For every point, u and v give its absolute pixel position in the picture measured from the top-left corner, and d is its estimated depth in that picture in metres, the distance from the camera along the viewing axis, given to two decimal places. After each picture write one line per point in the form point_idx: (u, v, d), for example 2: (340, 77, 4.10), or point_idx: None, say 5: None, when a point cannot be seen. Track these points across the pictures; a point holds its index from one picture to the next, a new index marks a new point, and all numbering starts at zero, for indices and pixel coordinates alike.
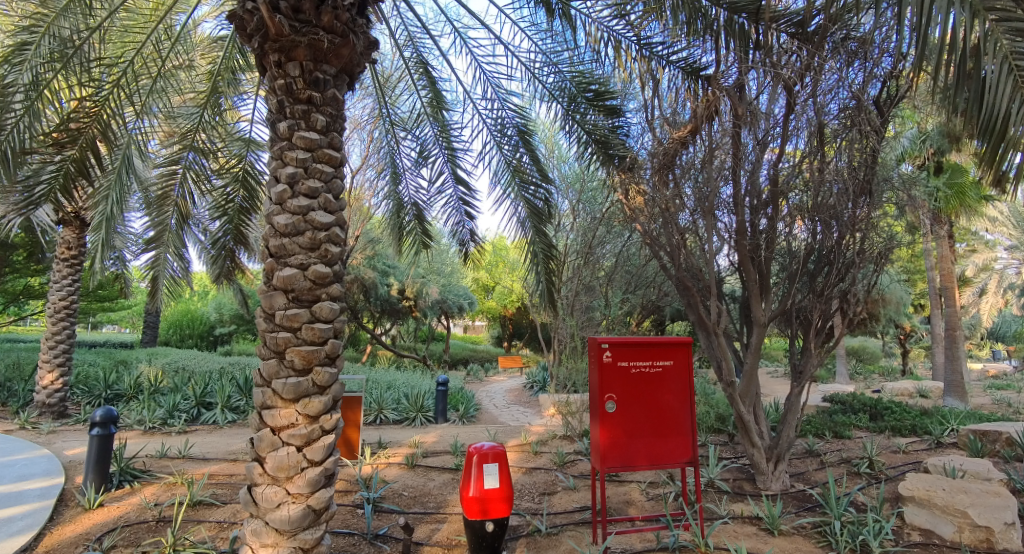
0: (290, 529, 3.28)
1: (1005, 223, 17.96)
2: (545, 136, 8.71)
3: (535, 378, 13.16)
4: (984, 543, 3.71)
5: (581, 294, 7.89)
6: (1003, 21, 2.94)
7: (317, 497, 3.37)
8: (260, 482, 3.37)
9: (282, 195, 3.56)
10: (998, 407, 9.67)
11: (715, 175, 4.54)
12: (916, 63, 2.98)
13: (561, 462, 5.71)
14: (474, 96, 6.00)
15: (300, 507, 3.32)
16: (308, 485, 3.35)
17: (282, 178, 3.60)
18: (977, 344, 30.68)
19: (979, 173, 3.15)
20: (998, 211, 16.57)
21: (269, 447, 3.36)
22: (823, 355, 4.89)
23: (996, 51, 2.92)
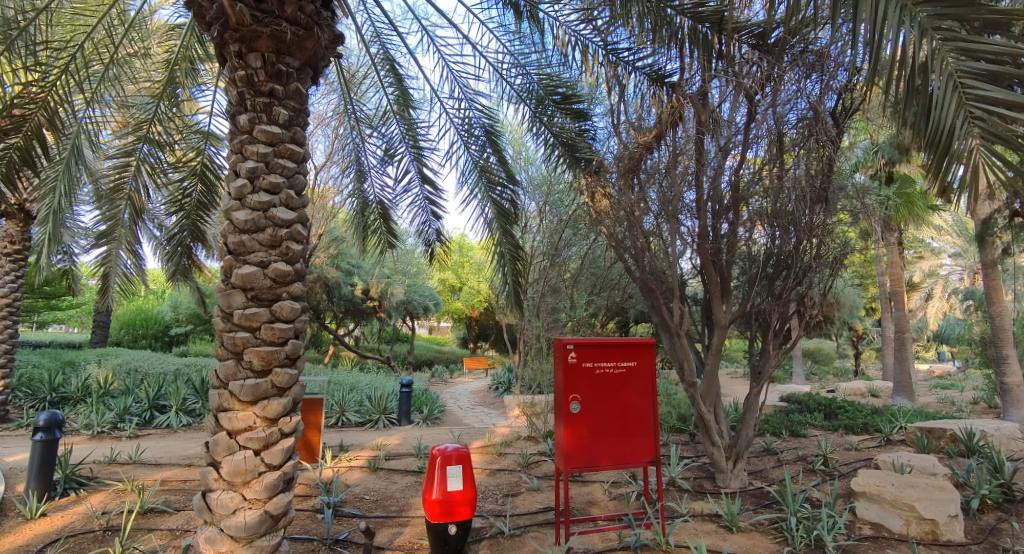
0: (246, 536, 3.18)
1: (949, 232, 18.90)
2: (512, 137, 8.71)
3: (500, 379, 13.14)
4: (930, 535, 3.91)
5: (546, 296, 7.89)
6: (948, 41, 3.10)
7: (274, 502, 3.27)
8: (215, 487, 3.25)
9: (242, 190, 3.45)
10: (942, 405, 10.18)
11: (679, 180, 4.60)
12: (871, 78, 3.14)
13: (525, 463, 5.70)
14: (442, 96, 5.92)
15: (257, 513, 3.21)
16: (266, 490, 3.25)
17: (242, 172, 3.49)
18: (924, 346, 32.24)
19: (926, 185, 3.31)
20: (943, 220, 17.40)
21: (225, 451, 3.24)
22: (781, 356, 5.01)
23: (941, 69, 3.09)
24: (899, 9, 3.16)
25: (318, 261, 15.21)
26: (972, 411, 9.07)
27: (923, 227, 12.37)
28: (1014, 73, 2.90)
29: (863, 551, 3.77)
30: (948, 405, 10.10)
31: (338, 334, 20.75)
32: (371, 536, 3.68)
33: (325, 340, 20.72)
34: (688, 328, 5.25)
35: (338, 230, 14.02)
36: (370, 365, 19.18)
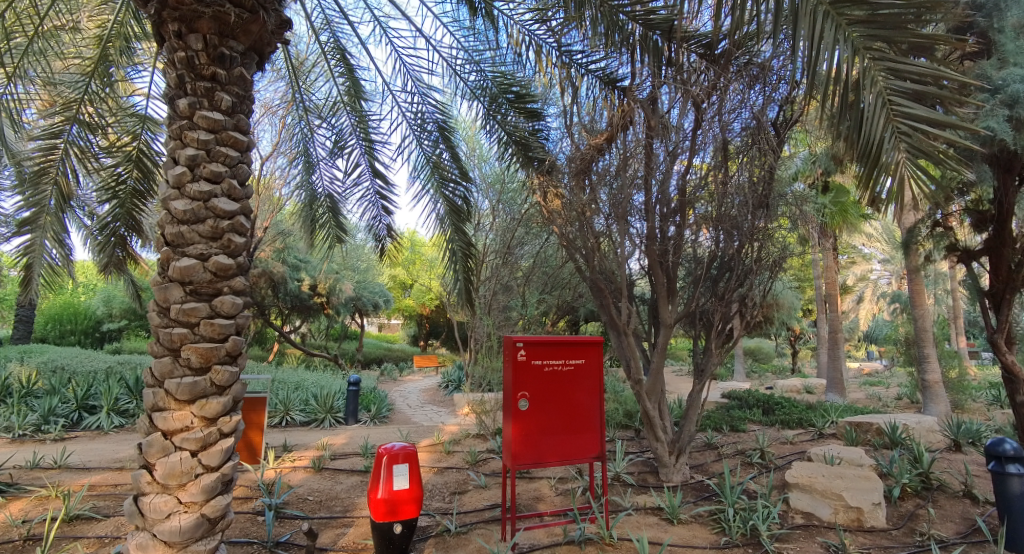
0: (180, 541, 3.04)
1: (878, 239, 20.18)
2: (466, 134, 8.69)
3: (450, 378, 13.07)
4: (855, 522, 4.18)
5: (498, 294, 7.91)
6: (880, 60, 3.29)
7: (212, 505, 3.14)
8: (148, 491, 3.09)
9: (181, 178, 3.29)
10: (870, 401, 10.85)
11: (628, 183, 4.68)
12: (808, 91, 3.32)
13: (474, 461, 5.70)
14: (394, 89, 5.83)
15: (193, 516, 3.07)
16: (203, 492, 3.10)
17: (181, 159, 3.32)
18: (854, 346, 34.35)
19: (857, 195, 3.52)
20: (874, 228, 18.53)
21: (159, 452, 3.08)
22: (723, 355, 5.18)
23: (872, 86, 3.30)
24: (834, 28, 3.36)
25: (264, 255, 14.63)
26: (894, 406, 9.72)
27: (855, 234, 13.13)
28: (936, 93, 3.14)
29: (795, 539, 3.98)
30: (873, 400, 10.77)
31: (284, 331, 20.05)
32: (314, 538, 3.59)
33: (272, 337, 19.99)
34: (635, 328, 5.36)
35: (285, 223, 13.54)
36: (317, 363, 18.64)
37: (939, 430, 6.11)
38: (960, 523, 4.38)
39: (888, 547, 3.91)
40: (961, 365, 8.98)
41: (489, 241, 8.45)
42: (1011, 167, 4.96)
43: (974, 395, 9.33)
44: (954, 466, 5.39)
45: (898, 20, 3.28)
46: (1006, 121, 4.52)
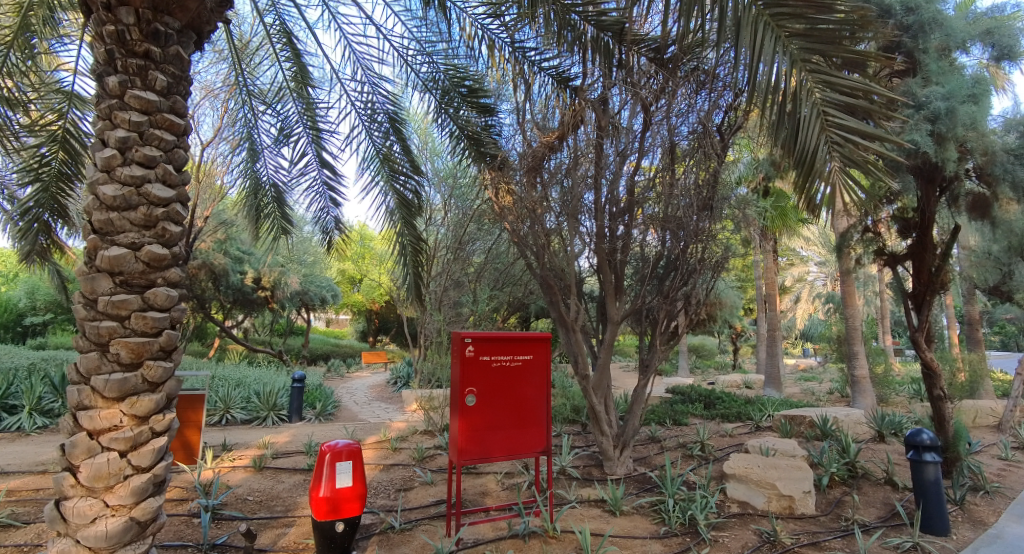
0: (107, 546, 2.87)
1: (815, 244, 21.31)
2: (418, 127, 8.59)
3: (399, 374, 12.93)
4: (787, 509, 4.38)
5: (449, 290, 7.87)
6: (815, 73, 3.47)
7: (142, 508, 2.96)
8: (71, 494, 2.89)
9: (110, 161, 3.10)
10: (804, 395, 11.44)
11: (579, 182, 4.74)
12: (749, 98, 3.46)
13: (420, 458, 5.65)
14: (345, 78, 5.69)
15: (121, 520, 2.90)
16: (132, 495, 2.93)
17: (111, 141, 3.12)
18: (791, 344, 36.20)
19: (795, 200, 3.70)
20: (811, 233, 19.53)
21: (84, 454, 2.89)
22: (667, 351, 5.32)
23: (808, 98, 3.49)
24: (774, 39, 3.52)
25: (205, 246, 13.95)
26: (826, 400, 10.29)
27: (793, 237, 13.79)
28: (866, 106, 3.35)
29: (730, 527, 4.14)
30: (806, 395, 11.36)
31: (227, 326, 19.22)
32: (253, 539, 3.46)
33: (214, 333, 19.13)
34: (583, 325, 5.44)
35: (228, 213, 12.96)
36: (262, 359, 17.99)
37: (865, 422, 6.50)
38: (880, 508, 4.68)
39: (815, 532, 4.13)
40: (886, 362, 9.59)
41: (441, 236, 8.39)
42: (934, 178, 5.13)
43: (897, 390, 9.99)
44: (878, 455, 5.74)
45: (837, 36, 3.47)
46: (928, 135, 4.80)
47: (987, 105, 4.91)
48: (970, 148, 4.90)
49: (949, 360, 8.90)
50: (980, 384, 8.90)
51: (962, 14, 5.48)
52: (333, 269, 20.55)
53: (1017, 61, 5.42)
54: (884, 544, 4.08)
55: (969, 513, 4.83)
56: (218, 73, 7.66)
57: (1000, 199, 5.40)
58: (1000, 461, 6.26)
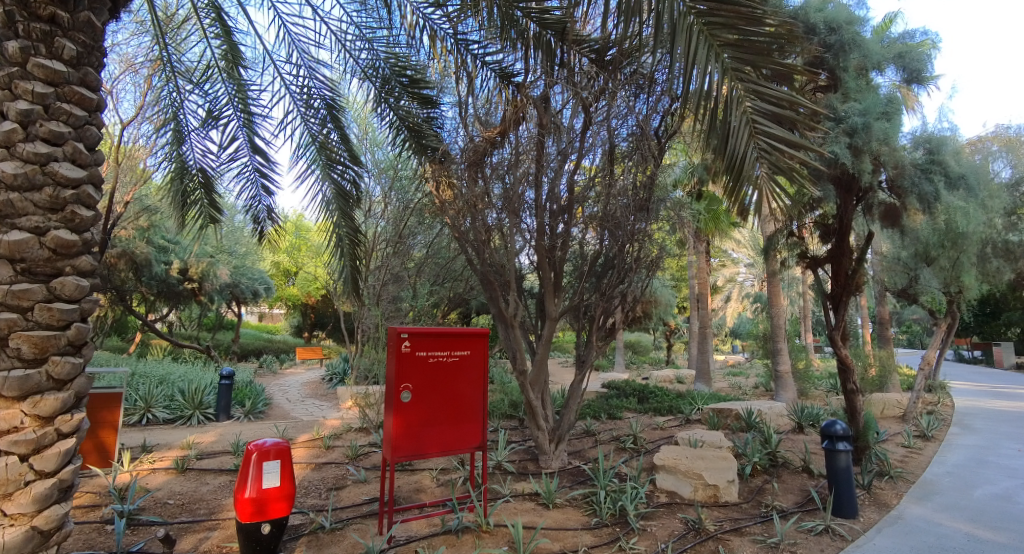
0: None
1: (746, 247, 22.40)
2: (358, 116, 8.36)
3: (335, 370, 12.58)
4: (712, 498, 4.57)
5: (388, 284, 7.71)
6: (747, 88, 3.60)
7: (45, 516, 2.71)
8: None
9: (8, 136, 2.74)
10: (731, 390, 12.03)
11: (520, 178, 4.76)
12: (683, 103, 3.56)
13: (354, 455, 5.57)
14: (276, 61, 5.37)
15: (21, 530, 2.63)
16: (34, 502, 2.67)
17: (8, 112, 2.75)
18: (722, 341, 38.06)
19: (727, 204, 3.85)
20: (742, 236, 20.52)
21: None
22: (602, 348, 5.43)
23: (739, 109, 3.62)
24: (707, 47, 3.62)
25: (124, 233, 12.97)
26: (752, 394, 10.87)
27: (725, 240, 14.43)
28: (791, 116, 3.53)
29: (658, 517, 4.29)
30: (733, 389, 11.94)
31: (150, 321, 18.02)
32: (170, 545, 3.27)
33: (136, 328, 17.89)
34: (521, 320, 5.47)
35: (151, 199, 12.09)
36: (188, 355, 17.01)
37: (786, 414, 6.91)
38: (797, 494, 4.97)
39: (737, 519, 4.34)
40: (806, 358, 10.22)
41: (381, 229, 8.23)
42: (851, 188, 5.39)
43: (815, 385, 10.68)
44: (796, 445, 6.10)
45: (769, 49, 3.60)
46: (847, 147, 5.09)
47: (898, 122, 5.26)
48: (883, 161, 5.26)
49: (861, 356, 9.60)
50: (886, 379, 9.66)
51: (878, 37, 5.83)
52: (267, 262, 19.69)
53: (925, 84, 5.83)
54: (798, 528, 4.33)
55: (874, 497, 5.22)
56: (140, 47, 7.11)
57: (908, 210, 5.77)
58: (902, 448, 6.82)
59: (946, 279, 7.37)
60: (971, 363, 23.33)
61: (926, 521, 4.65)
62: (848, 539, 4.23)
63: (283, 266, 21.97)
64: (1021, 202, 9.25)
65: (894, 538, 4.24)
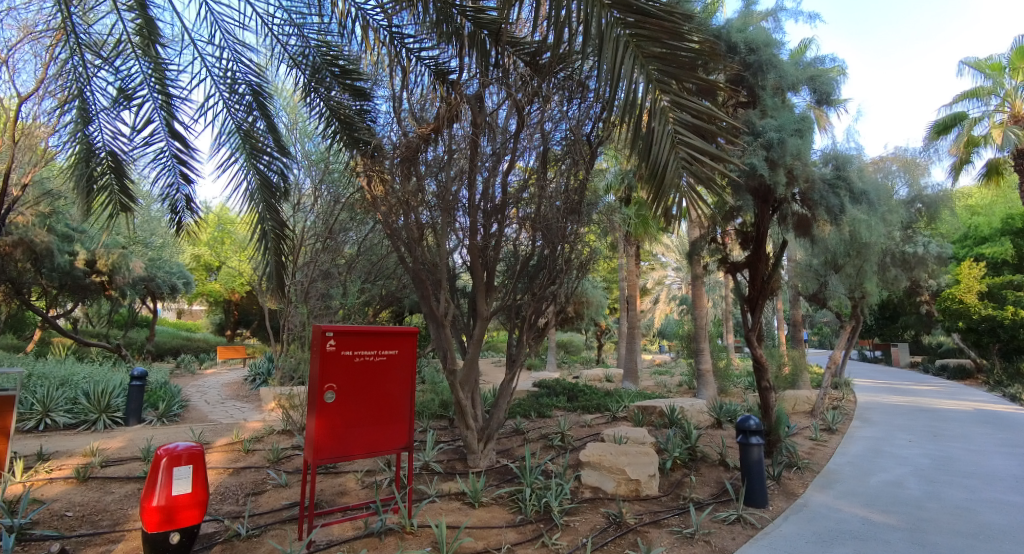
0: None
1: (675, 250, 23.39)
2: (287, 104, 8.06)
3: (258, 370, 12.04)
4: (633, 492, 4.75)
5: (317, 281, 7.49)
6: (675, 105, 3.75)
7: None
8: None
9: None
10: (656, 387, 12.52)
11: (453, 176, 4.75)
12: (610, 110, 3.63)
13: (275, 459, 5.46)
14: (197, 41, 5.03)
15: None
16: None
17: None
18: (651, 340, 39.60)
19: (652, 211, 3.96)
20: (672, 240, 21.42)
21: None
22: (533, 348, 5.52)
23: (663, 120, 3.74)
24: (634, 57, 3.70)
25: (22, 219, 11.81)
26: (676, 392, 11.38)
27: (655, 244, 15.00)
28: (710, 128, 3.67)
29: (581, 512, 4.41)
30: (659, 387, 12.44)
31: (51, 316, 16.52)
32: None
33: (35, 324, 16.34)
34: (453, 319, 5.47)
35: (55, 183, 11.09)
36: (95, 355, 15.74)
37: (706, 411, 7.29)
38: (713, 486, 5.25)
39: (656, 511, 4.54)
40: (726, 357, 10.81)
41: (309, 223, 7.97)
42: (767, 198, 5.74)
43: (734, 383, 11.31)
44: (714, 440, 6.45)
45: (692, 64, 3.73)
46: (764, 160, 5.40)
47: (810, 139, 5.62)
48: (796, 174, 5.64)
49: (776, 355, 10.28)
50: (798, 377, 10.39)
51: (795, 60, 6.24)
52: (187, 255, 18.54)
53: (835, 105, 6.28)
54: (712, 518, 4.58)
55: (783, 486, 5.59)
56: (40, 13, 6.47)
57: (818, 222, 6.18)
58: (810, 441, 7.36)
59: (851, 285, 8.01)
60: (870, 362, 25.58)
61: (827, 507, 5.03)
62: (758, 527, 4.51)
63: (204, 259, 20.80)
64: (916, 217, 10.20)
65: (798, 525, 4.56)
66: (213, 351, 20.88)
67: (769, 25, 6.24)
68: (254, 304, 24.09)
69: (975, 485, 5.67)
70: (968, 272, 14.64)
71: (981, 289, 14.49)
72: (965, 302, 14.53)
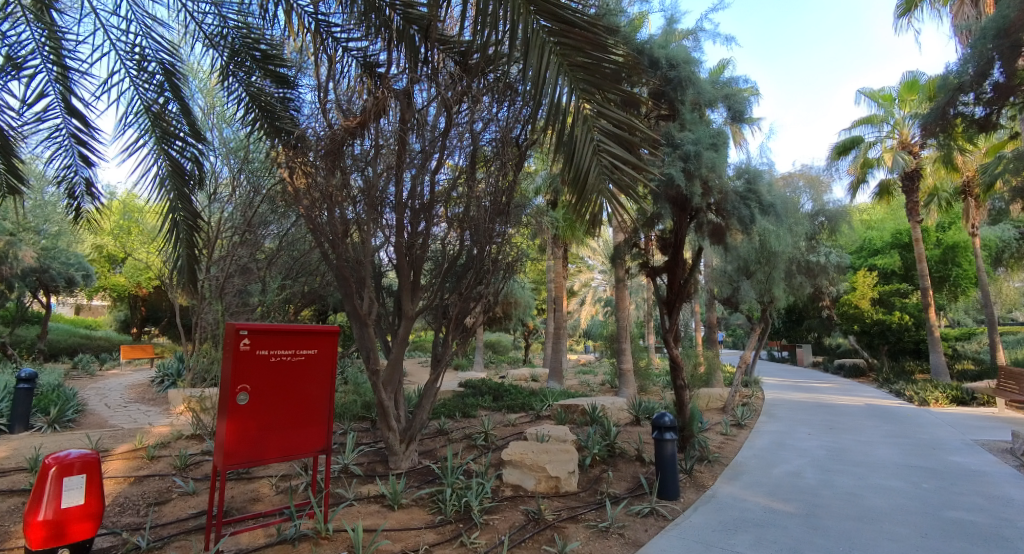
0: None
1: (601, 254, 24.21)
2: (203, 88, 7.61)
3: (168, 371, 11.27)
4: (553, 488, 4.88)
5: (233, 276, 7.12)
6: (599, 114, 3.84)
7: None
8: None
9: None
10: (581, 386, 12.90)
11: (380, 173, 4.67)
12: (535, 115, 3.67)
13: (183, 466, 5.16)
14: (100, 10, 4.67)
15: None
16: None
17: None
18: (579, 340, 40.59)
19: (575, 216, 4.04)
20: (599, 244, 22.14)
21: None
22: (458, 348, 5.53)
23: (586, 128, 3.82)
24: (559, 65, 3.77)
25: None
26: (599, 391, 11.78)
27: (582, 247, 15.42)
28: (630, 136, 3.77)
29: (501, 510, 4.48)
30: (583, 386, 12.80)
31: None
32: None
33: None
34: (377, 317, 5.39)
35: None
36: None
37: (626, 408, 7.61)
38: (629, 481, 5.49)
39: (574, 507, 4.69)
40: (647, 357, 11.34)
41: (226, 215, 7.57)
42: (685, 207, 6.06)
43: (654, 381, 11.87)
44: (632, 436, 6.75)
45: (614, 77, 3.86)
46: (681, 171, 5.70)
47: (724, 153, 6.00)
48: (711, 186, 5.98)
49: (692, 355, 10.90)
50: (712, 375, 11.06)
51: (712, 78, 6.63)
52: (86, 244, 16.95)
53: (747, 123, 6.74)
54: (627, 511, 4.78)
55: (694, 479, 5.94)
56: None
57: (731, 230, 6.61)
58: (720, 436, 7.86)
59: (760, 290, 8.63)
60: (778, 362, 27.56)
61: (733, 497, 5.40)
62: (668, 518, 4.76)
63: (106, 250, 19.14)
64: (820, 228, 11.12)
65: (705, 515, 4.85)
66: (115, 350, 19.24)
67: (689, 43, 6.61)
68: (164, 300, 22.43)
69: (862, 473, 6.29)
70: (863, 280, 16.17)
71: (873, 295, 16.03)
72: (859, 307, 16.04)
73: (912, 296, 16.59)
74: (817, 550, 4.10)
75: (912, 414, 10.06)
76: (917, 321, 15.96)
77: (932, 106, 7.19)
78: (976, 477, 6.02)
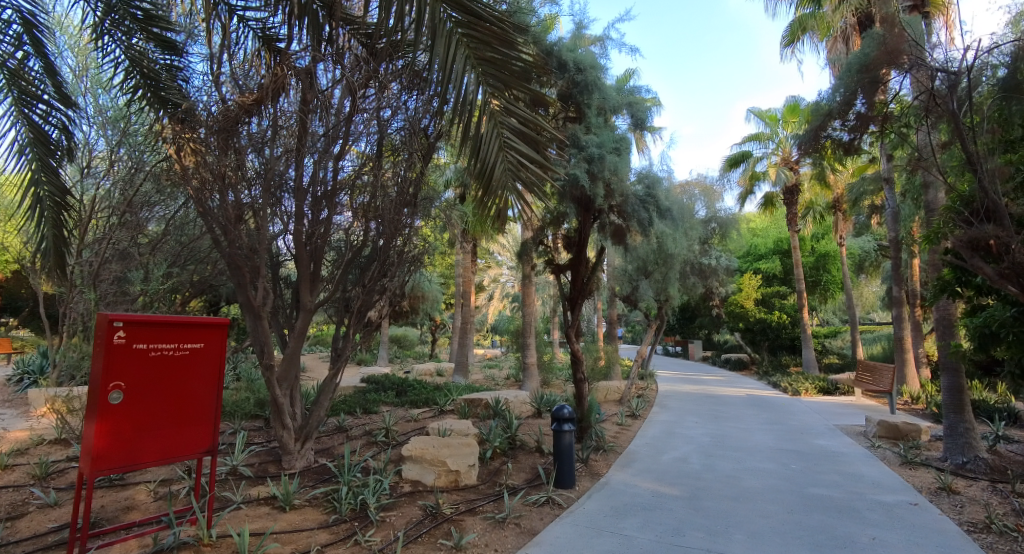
0: None
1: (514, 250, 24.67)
2: (72, 48, 6.78)
3: (26, 368, 9.95)
4: (452, 482, 4.91)
5: (109, 262, 6.43)
6: (506, 110, 3.86)
7: None
8: None
9: None
10: (488, 380, 13.08)
11: (279, 155, 4.40)
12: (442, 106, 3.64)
13: (43, 474, 4.58)
14: None
15: None
16: None
17: None
18: (489, 335, 40.98)
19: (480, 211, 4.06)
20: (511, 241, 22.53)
21: None
22: (360, 342, 5.38)
23: (493, 123, 3.84)
24: (466, 57, 3.76)
25: None
26: (504, 385, 12.00)
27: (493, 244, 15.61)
28: (535, 134, 3.84)
29: (398, 506, 4.43)
30: (490, 380, 12.99)
31: None
32: None
33: None
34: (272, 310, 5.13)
35: None
36: None
37: (529, 401, 7.81)
38: (529, 472, 5.65)
39: (472, 500, 4.75)
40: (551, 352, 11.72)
41: (101, 194, 6.80)
42: (589, 208, 6.31)
43: (557, 375, 12.31)
44: (533, 429, 6.95)
45: (522, 75, 3.90)
46: (586, 172, 5.93)
47: (627, 158, 6.32)
48: (613, 189, 6.28)
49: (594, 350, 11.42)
50: (612, 369, 11.67)
51: (619, 85, 6.96)
52: None
53: (649, 131, 7.14)
54: (525, 502, 4.92)
55: (590, 468, 6.24)
56: None
57: (630, 231, 6.98)
58: (616, 426, 8.33)
59: (658, 289, 9.23)
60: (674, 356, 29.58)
61: (625, 484, 5.74)
62: (564, 506, 4.95)
63: None
64: (712, 233, 12.08)
65: (599, 501, 5.12)
66: None
67: (597, 49, 6.89)
68: (22, 286, 19.69)
69: (740, 457, 6.93)
70: (749, 282, 17.83)
71: (756, 296, 17.76)
72: (745, 307, 17.74)
73: (788, 298, 18.55)
74: (698, 529, 4.47)
75: (784, 403, 11.24)
76: (791, 320, 17.87)
77: (807, 128, 8.02)
78: (830, 458, 6.85)
